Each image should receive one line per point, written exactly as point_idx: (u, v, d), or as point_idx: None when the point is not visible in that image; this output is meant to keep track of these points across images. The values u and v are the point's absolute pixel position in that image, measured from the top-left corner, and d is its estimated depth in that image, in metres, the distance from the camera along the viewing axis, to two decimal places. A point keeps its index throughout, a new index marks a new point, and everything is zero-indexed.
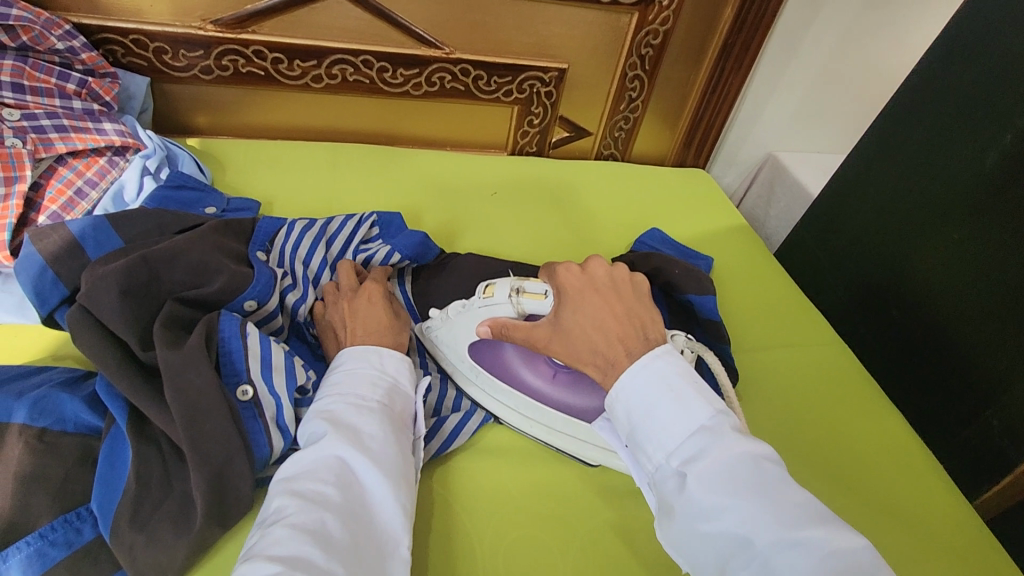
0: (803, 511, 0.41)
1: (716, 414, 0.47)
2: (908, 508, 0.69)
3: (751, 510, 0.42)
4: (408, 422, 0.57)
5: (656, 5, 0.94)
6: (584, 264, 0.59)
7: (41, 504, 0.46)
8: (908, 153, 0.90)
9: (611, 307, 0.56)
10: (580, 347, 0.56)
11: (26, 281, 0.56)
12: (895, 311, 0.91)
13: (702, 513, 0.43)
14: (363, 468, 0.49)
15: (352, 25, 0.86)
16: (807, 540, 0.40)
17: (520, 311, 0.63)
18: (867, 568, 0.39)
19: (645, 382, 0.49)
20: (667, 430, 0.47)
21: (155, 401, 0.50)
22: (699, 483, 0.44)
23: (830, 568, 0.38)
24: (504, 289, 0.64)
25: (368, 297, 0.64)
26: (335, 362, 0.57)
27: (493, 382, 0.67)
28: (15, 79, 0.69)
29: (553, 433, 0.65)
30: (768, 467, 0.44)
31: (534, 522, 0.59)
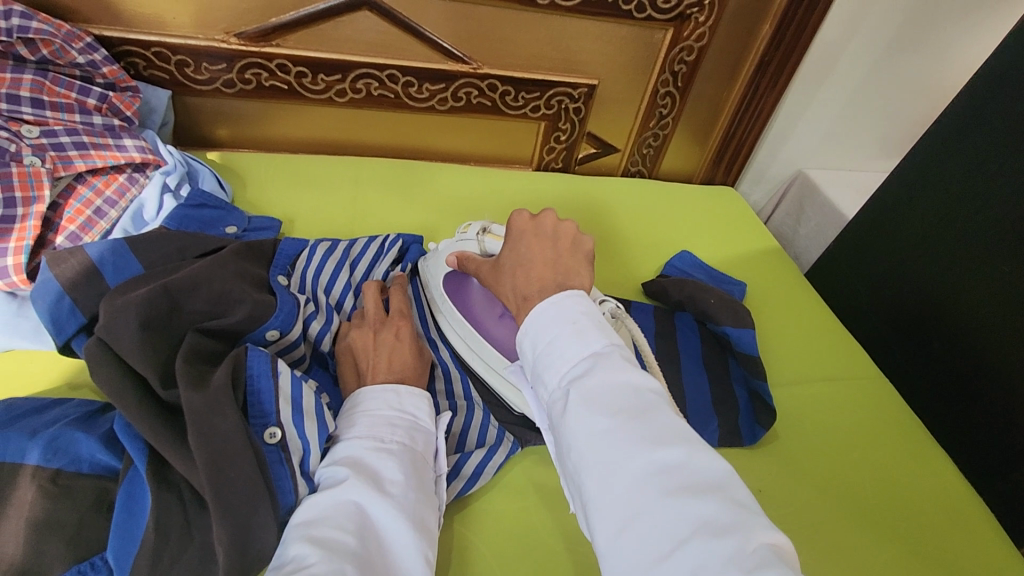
0: (671, 432, 0.40)
1: (611, 345, 0.45)
2: (955, 556, 0.65)
3: (620, 430, 0.40)
4: (430, 462, 0.54)
5: (692, 20, 0.91)
6: (537, 214, 0.61)
7: (55, 554, 0.44)
8: (955, 179, 0.86)
9: (544, 249, 0.57)
10: (506, 282, 0.58)
11: (42, 309, 0.54)
12: (937, 342, 0.87)
13: (575, 433, 0.41)
14: (382, 512, 0.47)
15: (378, 39, 0.83)
16: (668, 461, 0.38)
17: (483, 250, 0.71)
18: (725, 487, 0.37)
19: (550, 314, 0.47)
20: (561, 358, 0.45)
21: (177, 444, 0.47)
22: (580, 406, 0.42)
23: (681, 487, 0.37)
24: (475, 229, 0.73)
25: (396, 334, 0.61)
26: (353, 400, 0.55)
27: (451, 311, 0.70)
28: (34, 95, 0.67)
29: (488, 368, 0.66)
30: (650, 396, 0.42)
31: (566, 571, 0.55)
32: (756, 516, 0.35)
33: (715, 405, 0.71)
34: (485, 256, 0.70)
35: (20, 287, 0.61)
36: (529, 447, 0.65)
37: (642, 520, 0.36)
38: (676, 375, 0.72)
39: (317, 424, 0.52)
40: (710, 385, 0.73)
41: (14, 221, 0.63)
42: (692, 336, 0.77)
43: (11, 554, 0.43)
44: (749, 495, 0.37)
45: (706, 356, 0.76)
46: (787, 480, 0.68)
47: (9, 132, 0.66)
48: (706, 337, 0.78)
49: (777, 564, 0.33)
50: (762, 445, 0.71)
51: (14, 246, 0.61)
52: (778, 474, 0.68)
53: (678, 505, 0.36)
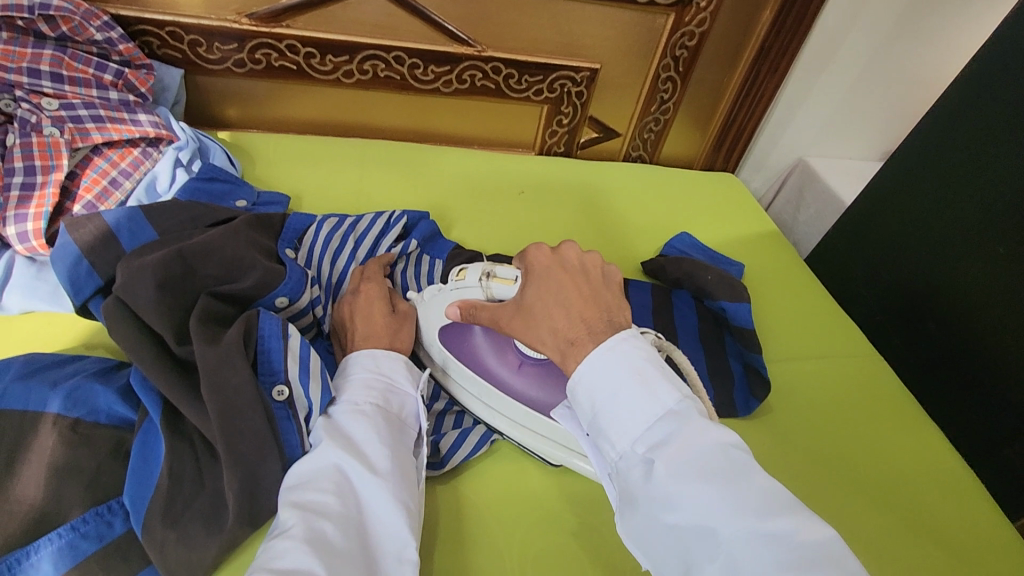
0: (768, 497, 0.40)
1: (683, 399, 0.45)
2: (945, 525, 0.66)
3: (717, 499, 0.40)
4: (407, 423, 0.54)
5: (694, 6, 0.92)
6: (556, 247, 0.57)
7: (74, 496, 0.46)
8: (952, 162, 0.87)
9: (578, 287, 0.53)
10: (543, 325, 0.53)
11: (61, 270, 0.56)
12: (933, 323, 0.88)
13: (667, 503, 0.41)
14: (359, 472, 0.48)
15: (385, 21, 0.85)
16: (771, 530, 0.38)
17: (490, 296, 0.62)
18: (833, 554, 0.38)
19: (612, 367, 0.47)
20: (634, 418, 0.45)
21: (191, 397, 0.50)
22: (667, 472, 0.42)
23: (790, 558, 0.37)
24: (476, 274, 0.63)
25: (369, 298, 0.62)
26: (338, 368, 0.56)
27: (460, 368, 0.64)
28: (53, 69, 0.70)
29: (514, 426, 0.62)
30: (736, 454, 0.43)
31: (562, 530, 0.57)
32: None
33: (710, 377, 0.72)
34: (494, 302, 0.61)
35: (39, 251, 0.63)
36: None
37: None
38: None
39: (321, 384, 0.53)
40: (705, 358, 0.74)
41: (34, 188, 0.66)
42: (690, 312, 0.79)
43: (33, 495, 0.45)
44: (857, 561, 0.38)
45: (703, 331, 0.77)
46: (780, 450, 0.70)
47: (30, 104, 0.68)
48: (703, 313, 0.80)
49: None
50: (756, 416, 0.73)
51: (34, 212, 0.64)
52: (771, 444, 0.70)
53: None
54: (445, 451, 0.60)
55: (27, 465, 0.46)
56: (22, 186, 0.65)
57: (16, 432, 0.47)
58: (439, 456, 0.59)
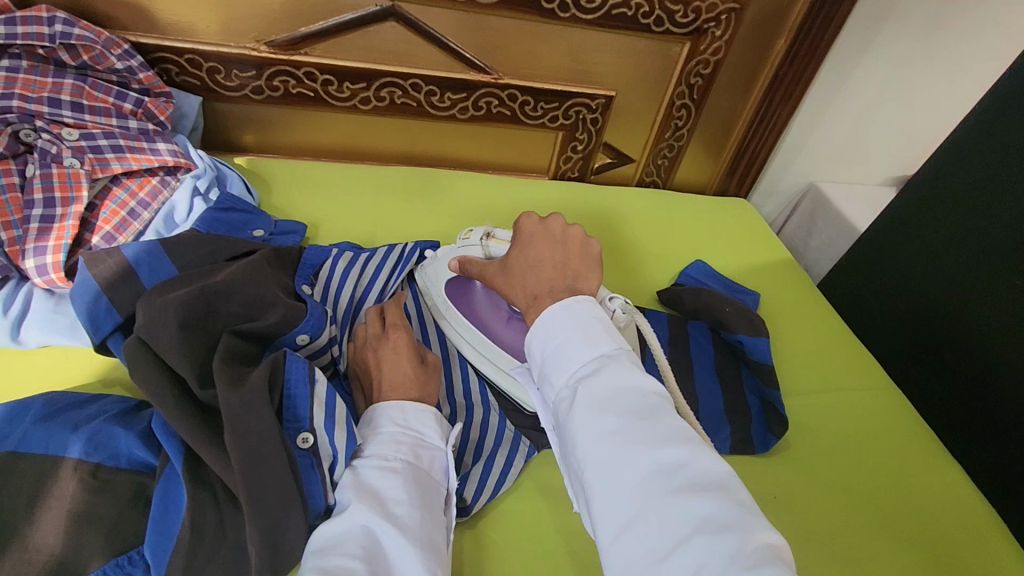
0: (672, 431, 0.42)
1: (618, 350, 0.48)
2: (969, 567, 0.65)
3: (628, 428, 0.42)
4: (435, 480, 0.54)
5: (709, 35, 0.92)
6: (545, 217, 0.63)
7: (93, 546, 0.45)
8: (964, 195, 0.86)
9: (554, 252, 0.59)
10: (517, 282, 0.60)
11: (81, 308, 0.56)
12: (949, 354, 0.88)
13: (580, 430, 0.43)
14: (388, 534, 0.47)
15: (403, 49, 0.86)
16: (670, 460, 0.40)
17: (486, 254, 0.72)
18: (725, 485, 0.39)
19: (559, 318, 0.50)
20: (569, 359, 0.47)
21: (214, 444, 0.49)
22: (585, 403, 0.44)
23: (684, 486, 0.38)
24: (478, 233, 0.73)
25: (393, 349, 0.60)
26: (365, 417, 0.56)
27: (456, 316, 0.70)
28: (74, 99, 0.69)
29: (500, 372, 0.67)
30: (656, 398, 0.44)
31: (586, 572, 0.56)
32: (755, 516, 0.37)
33: (727, 413, 0.71)
34: (489, 259, 0.71)
35: (57, 284, 0.63)
36: (546, 452, 0.66)
37: (644, 515, 0.38)
38: (690, 382, 0.73)
39: (346, 433, 0.53)
40: (722, 391, 0.74)
41: (53, 220, 0.65)
42: (706, 344, 0.78)
43: (53, 545, 0.44)
44: (749, 496, 0.39)
45: (720, 364, 0.77)
46: (800, 487, 0.69)
47: (50, 134, 0.68)
48: (720, 346, 0.79)
49: (775, 562, 0.34)
50: (776, 452, 0.72)
51: (53, 245, 0.64)
52: (791, 480, 0.69)
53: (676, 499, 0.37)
54: (470, 496, 0.59)
55: (47, 514, 0.45)
56: (41, 218, 0.65)
57: (36, 479, 0.46)
58: (465, 503, 0.58)
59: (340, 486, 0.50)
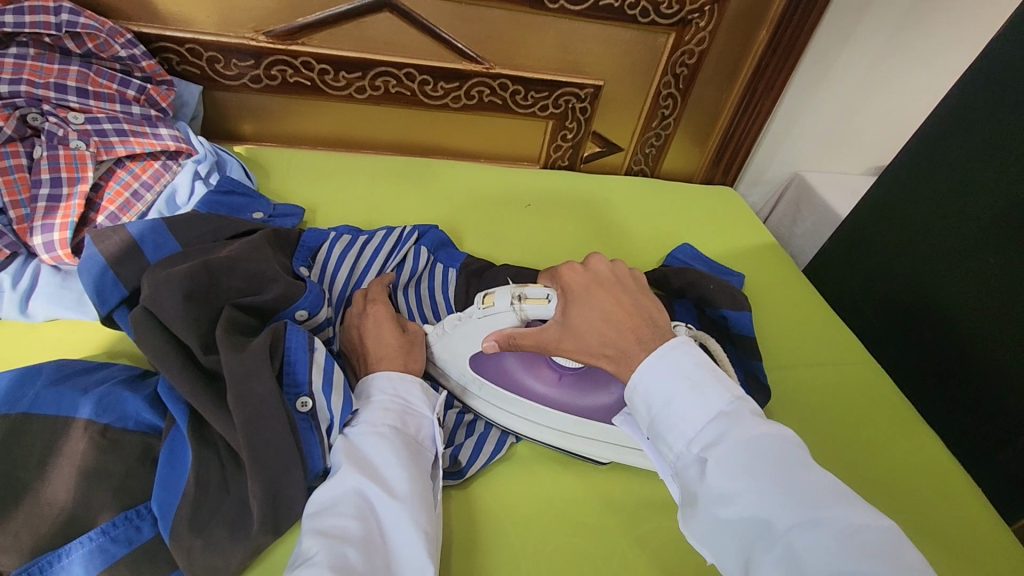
0: (820, 488, 0.41)
1: (735, 400, 0.47)
2: (944, 528, 0.68)
3: (770, 491, 0.41)
4: (423, 445, 0.56)
5: (693, 25, 0.96)
6: (585, 261, 0.59)
7: (103, 499, 0.47)
8: (939, 178, 0.90)
9: (619, 299, 0.56)
10: (592, 339, 0.55)
11: (88, 282, 0.58)
12: (927, 331, 0.91)
13: (720, 497, 0.42)
14: (377, 494, 0.49)
15: (397, 39, 0.88)
16: (828, 521, 0.39)
17: (525, 318, 0.59)
18: (887, 543, 0.38)
19: (664, 371, 0.49)
20: (688, 418, 0.47)
21: (217, 406, 0.51)
22: (722, 467, 0.43)
23: (851, 547, 0.38)
24: (505, 297, 0.59)
25: (377, 321, 0.63)
26: (357, 389, 0.58)
27: (498, 392, 0.65)
28: (79, 85, 0.72)
29: (563, 435, 0.64)
30: (790, 449, 0.44)
31: (576, 531, 0.59)
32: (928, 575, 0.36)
33: None
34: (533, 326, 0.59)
35: (64, 261, 0.65)
36: None
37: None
38: None
39: (343, 398, 0.55)
40: None
41: (60, 199, 0.68)
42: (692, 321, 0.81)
43: (63, 499, 0.46)
44: (918, 554, 0.38)
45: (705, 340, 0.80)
46: None
47: (57, 118, 0.70)
48: (705, 322, 0.81)
49: None
50: None
51: (59, 223, 0.66)
52: None
53: (852, 570, 0.36)
54: (465, 460, 0.61)
55: (58, 470, 0.48)
56: (48, 197, 0.67)
57: (48, 438, 0.49)
58: (459, 467, 0.61)
59: (331, 451, 0.52)
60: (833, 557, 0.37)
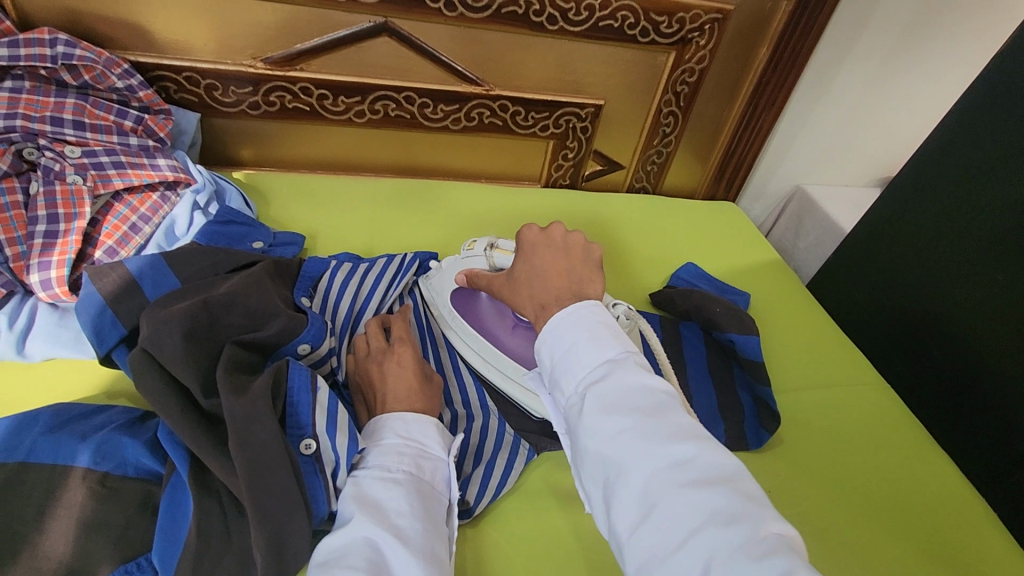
0: (681, 429, 0.42)
1: (625, 352, 0.48)
2: (961, 556, 0.67)
3: (637, 428, 0.42)
4: (437, 491, 0.54)
5: (693, 44, 0.95)
6: (546, 227, 0.63)
7: (102, 553, 0.46)
8: (944, 194, 0.89)
9: (556, 260, 0.59)
10: (524, 293, 0.60)
11: (86, 321, 0.57)
12: (935, 348, 0.90)
13: (591, 431, 0.43)
14: (390, 545, 0.47)
15: (396, 63, 0.88)
16: (679, 455, 0.40)
17: (491, 265, 0.73)
18: (734, 480, 0.39)
19: (567, 323, 0.50)
20: (579, 364, 0.47)
21: (218, 451, 0.50)
22: (598, 406, 0.44)
23: (693, 478, 0.39)
24: (483, 244, 0.75)
25: (398, 362, 0.61)
26: (368, 429, 0.57)
27: (464, 327, 0.72)
28: (76, 118, 0.71)
29: (506, 378, 0.69)
30: (664, 396, 0.45)
31: (586, 568, 0.57)
32: (763, 507, 0.38)
33: (722, 410, 0.73)
34: (495, 271, 0.71)
35: (61, 298, 0.64)
36: (545, 454, 0.67)
37: (656, 511, 0.38)
38: (684, 381, 0.75)
39: (348, 438, 0.53)
40: (715, 389, 0.75)
41: (57, 235, 0.67)
42: (699, 344, 0.80)
43: (62, 552, 0.45)
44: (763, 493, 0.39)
45: (712, 364, 0.79)
46: (795, 481, 0.70)
47: (54, 152, 0.70)
48: (712, 345, 0.80)
49: (784, 550, 0.35)
50: (769, 447, 0.73)
51: (57, 260, 0.65)
52: (785, 474, 0.71)
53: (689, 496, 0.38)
54: (473, 498, 0.60)
55: (56, 522, 0.46)
56: (45, 233, 0.66)
57: (45, 488, 0.47)
58: (468, 505, 0.59)
59: (343, 498, 0.50)
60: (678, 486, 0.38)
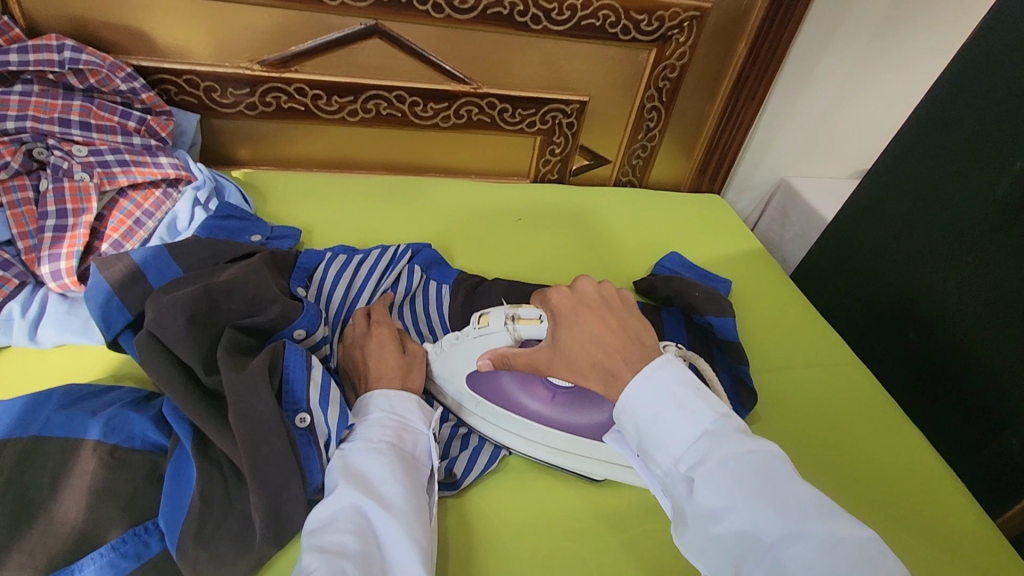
0: (804, 503, 0.42)
1: (719, 418, 0.48)
2: (930, 524, 0.70)
3: (756, 504, 0.42)
4: (420, 461, 0.57)
5: (673, 41, 0.99)
6: (573, 285, 0.60)
7: (112, 517, 0.49)
8: (918, 181, 0.92)
9: (605, 321, 0.57)
10: (581, 360, 0.56)
11: (94, 308, 0.60)
12: (911, 330, 0.93)
13: (710, 514, 0.44)
14: (374, 510, 0.50)
15: (386, 63, 0.92)
16: (812, 534, 0.40)
17: (516, 337, 0.63)
18: (871, 555, 0.39)
19: (649, 391, 0.50)
20: (675, 436, 0.48)
21: (218, 423, 0.53)
22: (708, 484, 0.44)
23: (835, 560, 0.39)
24: (500, 318, 0.63)
25: (379, 342, 0.65)
26: (355, 406, 0.60)
27: (494, 410, 0.66)
28: (83, 119, 0.75)
29: (557, 452, 0.65)
30: (772, 463, 0.45)
31: (568, 535, 0.61)
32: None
33: None
34: (525, 345, 0.62)
35: (70, 288, 0.68)
36: None
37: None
38: None
39: (339, 412, 0.57)
40: None
41: (66, 229, 0.71)
42: (679, 329, 0.83)
43: (74, 517, 0.49)
44: (900, 563, 0.39)
45: (692, 346, 0.82)
46: None
47: (61, 151, 0.73)
48: (693, 329, 0.84)
49: None
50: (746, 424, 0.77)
51: (66, 252, 0.69)
52: None
53: None
54: (460, 472, 0.63)
55: (70, 490, 0.50)
56: (54, 228, 0.70)
57: (59, 459, 0.51)
58: (454, 479, 0.63)
59: (329, 468, 0.54)
60: (819, 571, 0.38)
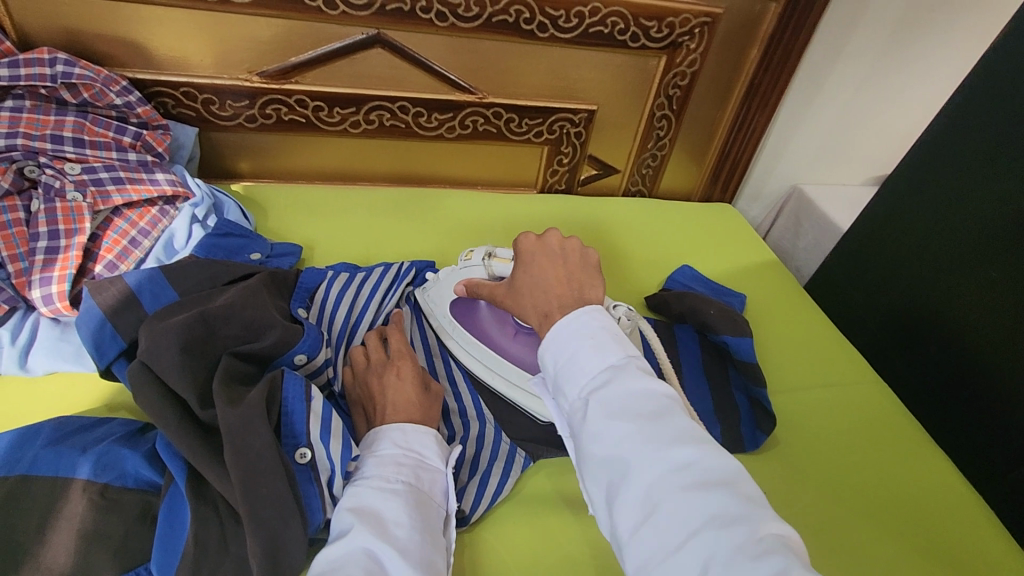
0: (681, 433, 0.41)
1: (625, 356, 0.47)
2: (959, 556, 0.67)
3: (639, 432, 0.41)
4: (436, 503, 0.54)
5: (684, 48, 0.96)
6: (541, 235, 0.62)
7: (102, 563, 0.47)
8: (939, 193, 0.89)
9: (556, 267, 0.58)
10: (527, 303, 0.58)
11: (86, 335, 0.58)
12: (933, 345, 0.90)
13: (594, 437, 0.43)
14: (389, 557, 0.47)
15: (389, 73, 0.89)
16: (681, 459, 0.40)
17: (491, 274, 0.74)
18: (735, 484, 0.39)
19: (568, 329, 0.49)
20: (579, 368, 0.47)
21: (214, 461, 0.51)
22: (597, 411, 0.44)
23: (697, 483, 0.39)
24: (481, 254, 0.76)
25: (398, 374, 0.62)
26: (366, 439, 0.57)
27: (467, 336, 0.73)
28: (76, 135, 0.73)
29: (511, 385, 0.70)
30: (666, 400, 0.44)
31: (582, 573, 0.58)
32: (763, 511, 0.37)
33: (717, 412, 0.73)
34: (495, 279, 0.73)
35: (62, 312, 0.66)
36: (541, 461, 0.67)
37: (660, 515, 0.38)
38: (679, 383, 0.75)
39: (342, 444, 0.55)
40: (711, 392, 0.75)
41: (57, 252, 0.68)
42: (694, 347, 0.80)
43: (62, 564, 0.46)
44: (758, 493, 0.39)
45: (708, 366, 0.79)
46: (791, 480, 0.71)
47: (54, 169, 0.71)
48: (707, 347, 0.81)
49: (785, 554, 0.35)
50: (765, 449, 0.73)
51: (58, 275, 0.67)
52: (781, 476, 0.71)
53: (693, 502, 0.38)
54: (469, 506, 0.60)
55: (58, 533, 0.47)
56: (46, 250, 0.68)
57: (47, 500, 0.48)
58: (463, 513, 0.60)
59: (339, 510, 0.50)
60: (681, 494, 0.38)
